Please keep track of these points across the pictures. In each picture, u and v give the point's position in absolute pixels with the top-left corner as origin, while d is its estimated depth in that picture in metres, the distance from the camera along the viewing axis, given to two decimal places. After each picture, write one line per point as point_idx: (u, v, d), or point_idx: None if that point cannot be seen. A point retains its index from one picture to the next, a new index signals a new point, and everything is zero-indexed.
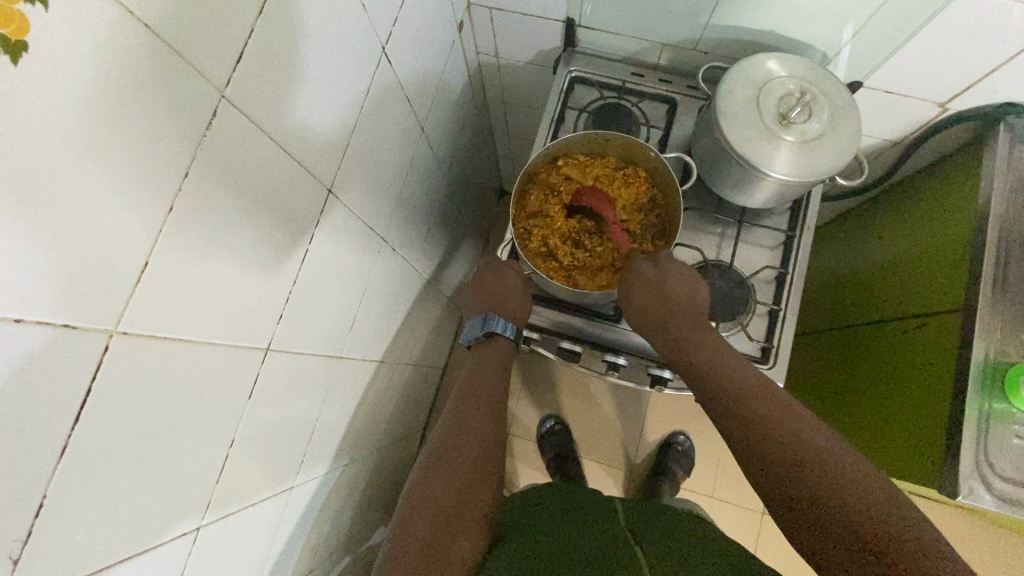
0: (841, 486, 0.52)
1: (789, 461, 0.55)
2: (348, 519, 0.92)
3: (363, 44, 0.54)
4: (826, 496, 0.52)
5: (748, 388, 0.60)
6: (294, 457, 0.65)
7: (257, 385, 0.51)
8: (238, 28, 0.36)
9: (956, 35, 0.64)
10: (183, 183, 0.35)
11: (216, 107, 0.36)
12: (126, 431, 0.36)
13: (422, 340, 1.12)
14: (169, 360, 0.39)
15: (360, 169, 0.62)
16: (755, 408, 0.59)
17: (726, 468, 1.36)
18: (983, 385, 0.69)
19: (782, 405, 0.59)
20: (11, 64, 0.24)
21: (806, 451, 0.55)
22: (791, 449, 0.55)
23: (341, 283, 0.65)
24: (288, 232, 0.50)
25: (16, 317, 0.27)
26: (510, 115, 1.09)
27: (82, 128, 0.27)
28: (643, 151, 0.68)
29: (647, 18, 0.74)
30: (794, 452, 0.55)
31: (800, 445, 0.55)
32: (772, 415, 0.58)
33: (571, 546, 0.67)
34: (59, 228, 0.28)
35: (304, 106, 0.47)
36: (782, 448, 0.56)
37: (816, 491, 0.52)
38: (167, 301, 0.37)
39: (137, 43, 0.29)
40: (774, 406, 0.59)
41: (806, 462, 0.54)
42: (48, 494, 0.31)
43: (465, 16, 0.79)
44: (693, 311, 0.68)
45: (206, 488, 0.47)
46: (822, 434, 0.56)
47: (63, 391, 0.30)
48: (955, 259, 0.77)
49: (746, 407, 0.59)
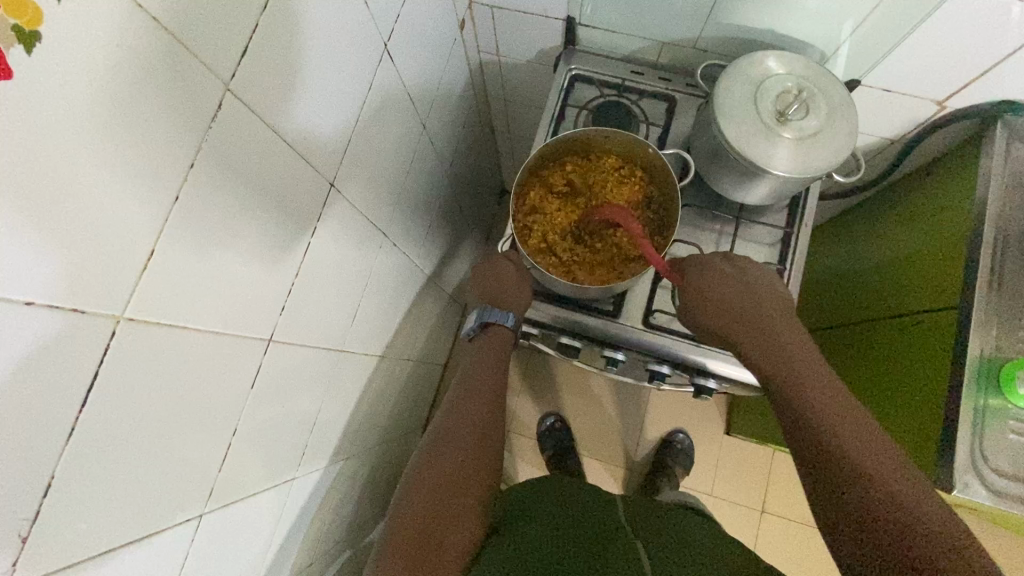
0: (905, 495, 0.52)
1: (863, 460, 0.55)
2: (349, 513, 0.93)
3: (366, 41, 0.55)
4: (888, 499, 0.52)
5: (828, 392, 0.61)
6: (295, 449, 0.65)
7: (259, 376, 0.52)
8: (243, 22, 0.37)
9: (953, 34, 0.64)
10: (188, 173, 0.36)
11: (222, 100, 0.37)
12: (133, 416, 0.37)
13: (423, 336, 1.12)
14: (174, 348, 0.39)
15: (361, 164, 0.62)
16: (831, 409, 0.59)
17: (725, 465, 1.36)
18: (976, 378, 0.70)
19: (859, 416, 0.59)
20: (23, 53, 0.24)
21: (881, 459, 0.55)
22: (861, 451, 0.56)
23: (343, 277, 0.66)
24: (290, 225, 0.51)
25: (26, 300, 0.27)
26: (511, 114, 1.10)
27: (92, 117, 0.28)
28: (640, 147, 0.69)
29: (647, 16, 0.75)
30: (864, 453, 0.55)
31: (872, 452, 0.55)
32: (853, 421, 0.58)
33: (570, 539, 0.68)
34: (69, 214, 0.28)
35: (308, 100, 0.48)
36: (854, 448, 0.56)
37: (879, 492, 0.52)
38: (173, 288, 0.37)
39: (146, 35, 0.30)
40: (855, 415, 0.59)
41: (877, 465, 0.54)
42: (56, 476, 0.32)
43: (467, 14, 0.80)
44: (783, 315, 0.67)
45: (210, 476, 0.48)
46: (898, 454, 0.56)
47: (71, 375, 0.31)
48: (951, 257, 0.77)
49: (819, 405, 0.60)
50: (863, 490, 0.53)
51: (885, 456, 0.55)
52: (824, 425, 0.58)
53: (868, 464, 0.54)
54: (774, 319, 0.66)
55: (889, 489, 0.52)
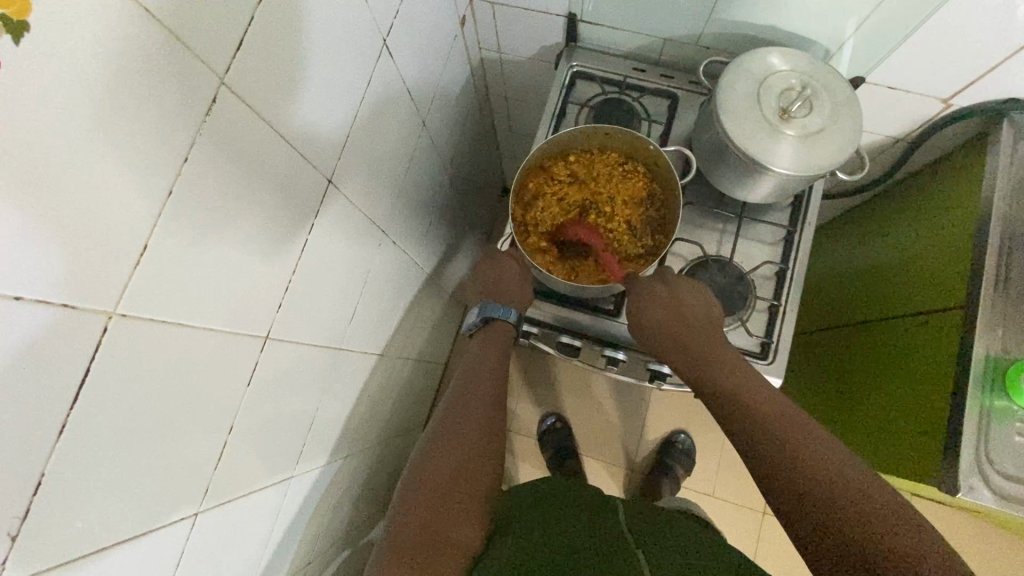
0: (854, 501, 0.50)
1: (805, 472, 0.53)
2: (347, 513, 0.92)
3: (365, 37, 0.54)
4: (835, 508, 0.50)
5: (768, 405, 0.60)
6: (293, 448, 0.65)
7: (256, 374, 0.52)
8: (239, 16, 0.37)
9: (960, 30, 0.63)
10: (183, 167, 0.35)
11: (217, 93, 0.37)
12: (125, 413, 0.36)
13: (423, 335, 1.12)
14: (167, 344, 0.39)
15: (360, 161, 0.62)
16: (771, 421, 0.58)
17: (725, 466, 1.35)
18: (985, 384, 0.69)
19: (780, 408, 0.60)
20: (12, 43, 0.24)
21: (824, 466, 0.53)
22: (806, 460, 0.54)
23: (341, 275, 0.65)
24: (287, 222, 0.50)
25: (16, 295, 0.27)
26: (513, 112, 1.09)
27: (80, 108, 0.28)
28: (643, 144, 0.68)
29: (649, 13, 0.74)
30: (807, 464, 0.53)
31: (816, 462, 0.53)
32: (795, 432, 0.57)
33: (566, 544, 0.67)
34: (58, 208, 0.28)
35: (306, 95, 0.47)
36: (797, 460, 0.54)
37: (827, 502, 0.50)
38: (167, 284, 0.37)
39: (138, 26, 0.30)
40: (795, 425, 0.57)
41: (821, 472, 0.52)
42: (46, 473, 0.32)
43: (468, 11, 0.79)
44: (712, 326, 0.68)
45: (205, 474, 0.48)
46: (845, 461, 0.54)
47: (61, 371, 0.31)
48: (956, 256, 0.77)
49: (760, 419, 0.59)
50: (810, 502, 0.51)
51: (831, 463, 0.53)
52: (767, 438, 0.57)
53: (814, 472, 0.53)
54: (701, 331, 0.67)
55: (835, 497, 0.50)
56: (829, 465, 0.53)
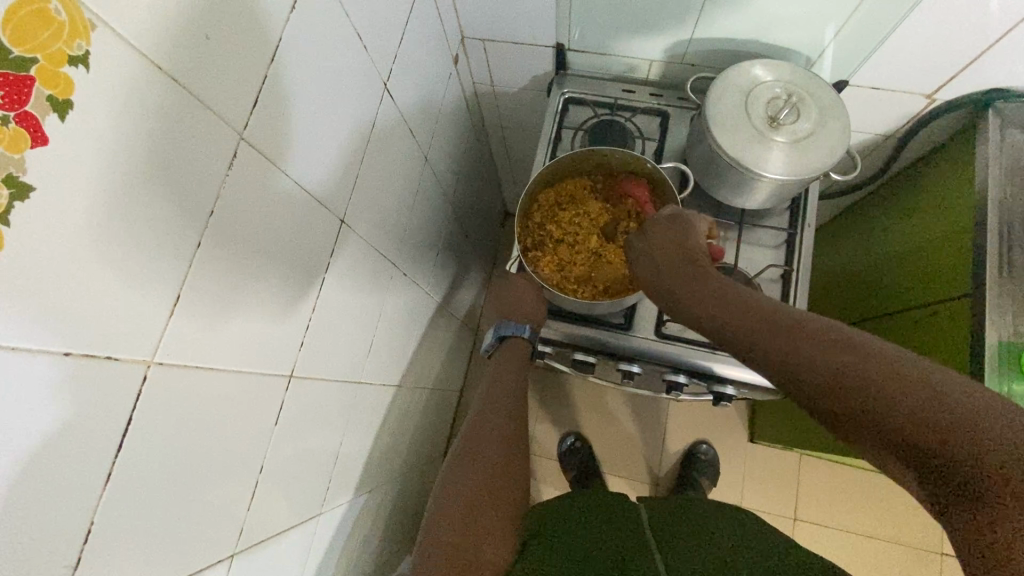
0: (900, 393, 0.40)
1: (862, 392, 0.41)
2: (373, 552, 0.91)
3: (365, 82, 0.57)
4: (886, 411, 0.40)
5: (781, 329, 0.49)
6: (320, 485, 0.65)
7: (282, 411, 0.53)
8: (253, 75, 0.39)
9: (935, 28, 0.66)
10: (210, 220, 0.38)
11: (236, 148, 0.39)
12: (160, 461, 0.37)
13: (437, 364, 1.12)
14: (199, 388, 0.40)
15: (369, 200, 0.64)
16: (803, 340, 0.47)
17: (752, 474, 1.34)
18: (1001, 364, 0.68)
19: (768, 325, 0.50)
20: (58, 121, 0.26)
21: (884, 385, 0.41)
22: (846, 371, 0.43)
23: (355, 312, 0.67)
24: (304, 264, 0.52)
25: (65, 351, 0.29)
26: (509, 141, 1.13)
27: (118, 170, 0.30)
28: (640, 166, 0.71)
29: (633, 35, 0.77)
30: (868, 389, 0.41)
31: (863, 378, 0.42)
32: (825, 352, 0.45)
33: (590, 555, 0.68)
34: (98, 266, 0.30)
35: (314, 141, 0.50)
36: (833, 378, 0.43)
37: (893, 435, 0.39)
38: (196, 331, 0.39)
39: (164, 89, 0.32)
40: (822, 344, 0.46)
41: (871, 387, 0.41)
42: (94, 522, 0.33)
43: (459, 49, 0.83)
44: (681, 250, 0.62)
45: (238, 515, 0.48)
46: (952, 381, 0.39)
47: (106, 419, 0.32)
48: (959, 242, 0.78)
49: (773, 344, 0.48)
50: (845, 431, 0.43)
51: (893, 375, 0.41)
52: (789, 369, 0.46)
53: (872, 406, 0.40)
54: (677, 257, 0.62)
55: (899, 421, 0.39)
56: (914, 389, 0.40)
